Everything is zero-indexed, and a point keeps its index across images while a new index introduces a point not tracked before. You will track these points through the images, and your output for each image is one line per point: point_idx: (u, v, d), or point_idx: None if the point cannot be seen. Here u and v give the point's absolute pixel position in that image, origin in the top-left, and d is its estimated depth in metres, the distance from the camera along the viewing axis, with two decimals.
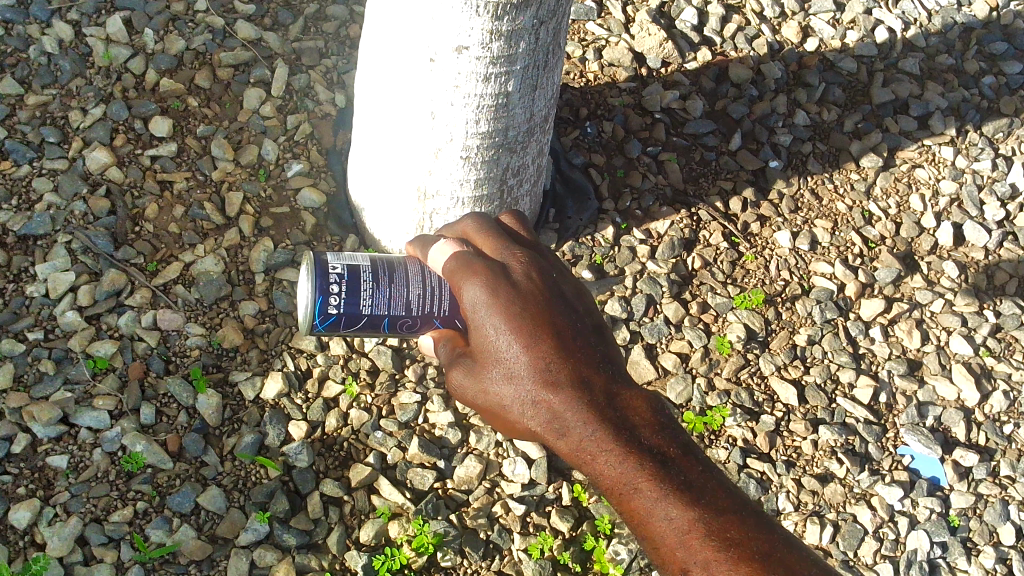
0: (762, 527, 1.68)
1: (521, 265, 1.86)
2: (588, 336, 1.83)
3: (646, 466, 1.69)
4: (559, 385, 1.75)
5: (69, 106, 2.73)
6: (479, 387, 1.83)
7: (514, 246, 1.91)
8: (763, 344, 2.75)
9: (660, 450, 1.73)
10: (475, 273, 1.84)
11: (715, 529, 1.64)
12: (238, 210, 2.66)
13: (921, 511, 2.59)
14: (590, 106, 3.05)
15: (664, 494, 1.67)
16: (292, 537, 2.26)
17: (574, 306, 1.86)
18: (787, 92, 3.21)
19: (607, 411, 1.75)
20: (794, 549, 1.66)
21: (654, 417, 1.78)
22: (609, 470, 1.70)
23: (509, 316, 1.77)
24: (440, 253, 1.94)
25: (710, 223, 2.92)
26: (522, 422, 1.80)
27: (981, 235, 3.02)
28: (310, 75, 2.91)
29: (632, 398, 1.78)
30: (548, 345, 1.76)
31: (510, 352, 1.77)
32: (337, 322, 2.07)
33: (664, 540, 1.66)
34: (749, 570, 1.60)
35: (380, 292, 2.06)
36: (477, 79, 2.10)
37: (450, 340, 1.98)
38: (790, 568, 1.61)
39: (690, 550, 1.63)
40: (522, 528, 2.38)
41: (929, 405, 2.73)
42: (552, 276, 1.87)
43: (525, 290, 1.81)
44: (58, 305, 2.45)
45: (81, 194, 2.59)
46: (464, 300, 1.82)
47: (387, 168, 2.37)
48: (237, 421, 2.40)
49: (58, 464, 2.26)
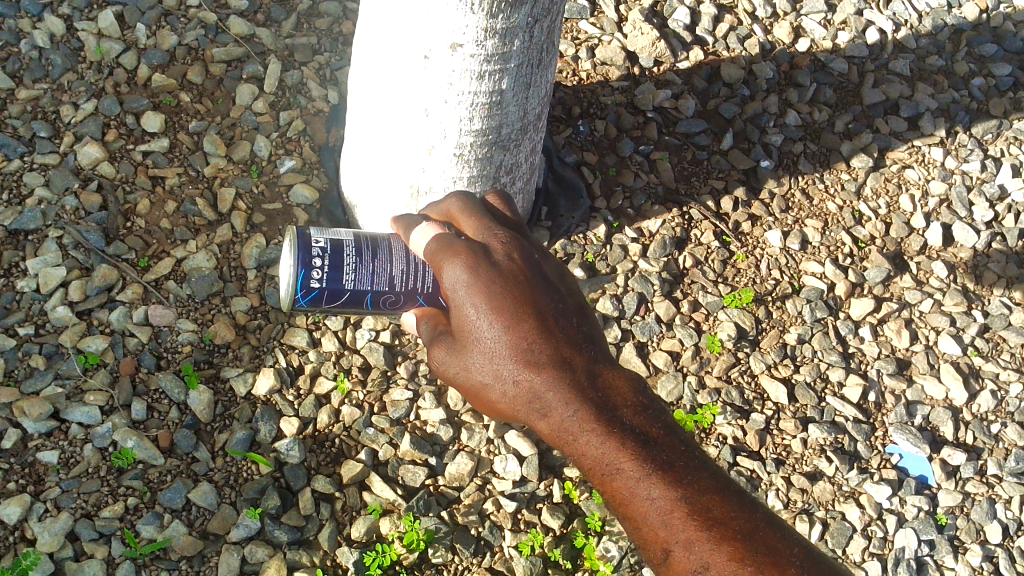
0: (743, 506, 1.67)
1: (503, 247, 1.88)
2: (569, 317, 1.84)
3: (627, 445, 1.69)
4: (540, 365, 1.76)
5: (61, 101, 2.72)
6: (460, 367, 1.84)
7: (497, 229, 1.94)
8: (753, 343, 2.76)
9: (641, 430, 1.73)
10: (456, 254, 1.86)
11: (697, 508, 1.63)
12: (230, 206, 2.66)
13: (909, 509, 2.60)
14: (582, 104, 3.06)
15: (645, 473, 1.66)
16: (283, 534, 2.27)
17: (556, 289, 1.88)
18: (778, 92, 3.22)
19: (588, 391, 1.75)
20: (776, 530, 1.65)
21: (635, 397, 1.78)
22: (590, 449, 1.71)
23: (490, 296, 1.79)
24: (423, 236, 1.98)
25: (701, 222, 2.93)
26: (503, 402, 1.81)
27: (970, 236, 3.05)
28: (303, 72, 2.91)
29: (614, 379, 1.79)
30: (529, 325, 1.78)
31: (491, 331, 1.78)
32: (319, 296, 2.11)
33: (646, 519, 1.65)
34: (731, 549, 1.59)
35: (363, 268, 2.10)
36: (471, 76, 2.10)
37: (432, 318, 2.00)
38: (771, 546, 1.61)
39: (672, 529, 1.62)
40: (513, 526, 2.39)
41: (917, 404, 2.75)
42: (533, 257, 1.89)
43: (506, 271, 1.83)
44: (48, 300, 2.45)
45: (72, 189, 2.58)
46: (446, 281, 1.84)
47: (379, 164, 2.37)
48: (229, 417, 2.40)
49: (49, 460, 2.26)
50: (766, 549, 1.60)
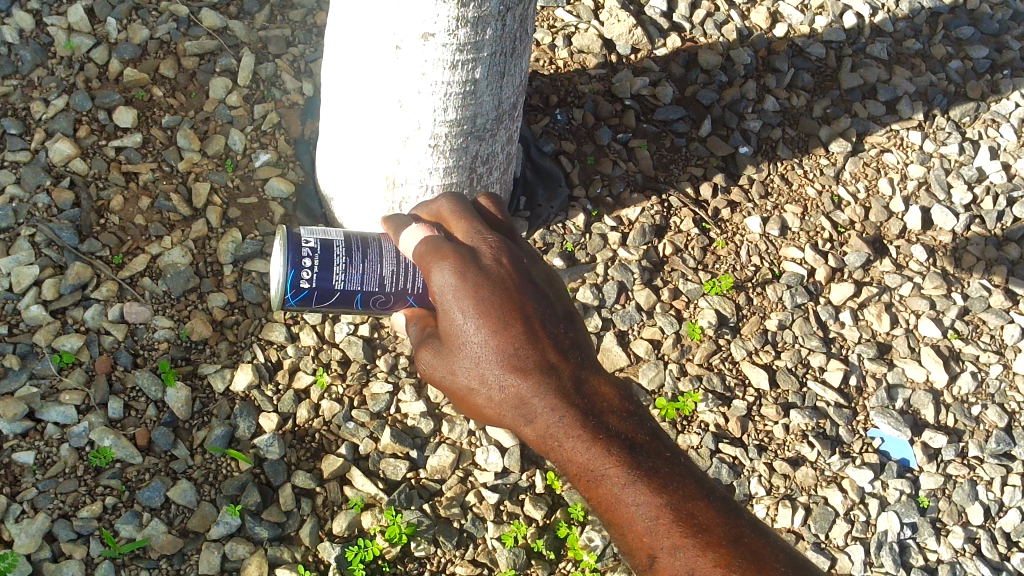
0: (729, 513, 1.65)
1: (491, 251, 1.85)
2: (557, 322, 1.83)
3: (613, 452, 1.68)
4: (527, 370, 1.74)
5: (31, 97, 2.68)
6: (447, 370, 1.82)
7: (484, 232, 1.92)
8: (734, 330, 2.76)
9: (626, 436, 1.72)
10: (445, 258, 1.83)
11: (682, 515, 1.62)
12: (205, 201, 2.63)
13: (891, 492, 2.61)
14: (560, 93, 3.05)
15: (631, 479, 1.65)
16: (264, 530, 2.25)
17: (544, 293, 1.86)
18: (756, 78, 3.21)
19: (574, 396, 1.74)
20: (761, 536, 1.64)
21: (621, 403, 1.78)
22: (576, 455, 1.70)
23: (477, 301, 1.77)
24: (412, 238, 1.98)
25: (681, 209, 2.93)
26: (489, 407, 1.80)
27: (949, 218, 3.05)
28: (277, 64, 2.88)
29: (600, 385, 1.79)
30: (517, 330, 1.76)
31: (478, 337, 1.77)
32: (309, 296, 2.08)
33: (631, 526, 1.64)
34: (716, 556, 1.58)
35: (353, 268, 2.07)
36: (444, 66, 2.08)
37: (421, 319, 2.00)
38: (756, 553, 1.59)
39: (658, 535, 1.61)
40: (495, 517, 2.38)
41: (899, 387, 2.75)
42: (522, 261, 1.87)
43: (494, 275, 1.80)
44: (22, 300, 2.42)
45: (44, 186, 2.55)
46: (434, 284, 1.82)
47: (354, 156, 2.35)
48: (207, 414, 2.38)
49: (24, 460, 2.24)
50: (751, 556, 1.58)
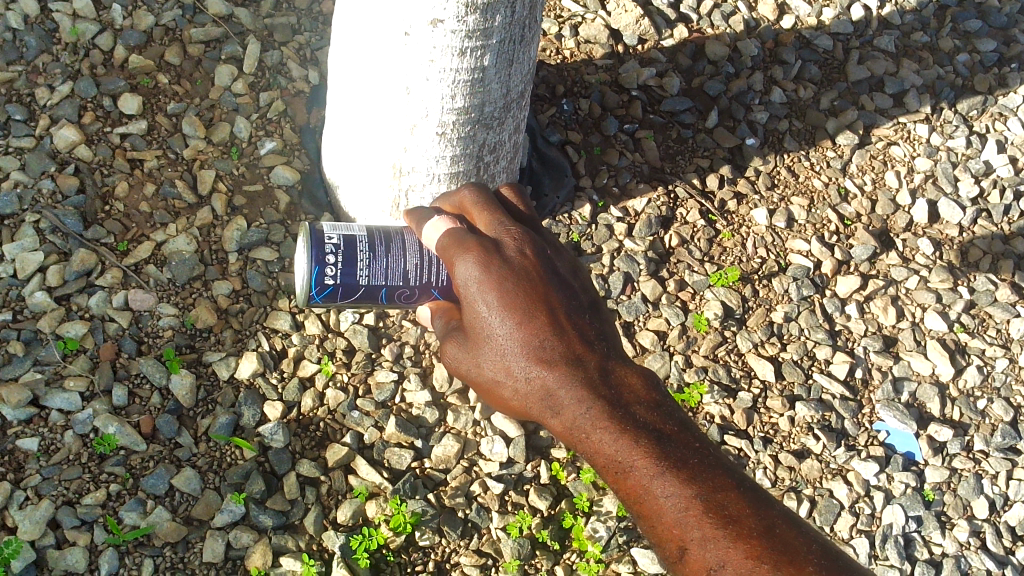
0: (760, 504, 1.61)
1: (515, 242, 1.83)
2: (583, 314, 1.81)
3: (641, 443, 1.66)
4: (552, 362, 1.73)
5: (36, 83, 2.67)
6: (473, 363, 1.81)
7: (507, 223, 1.89)
8: (740, 321, 2.75)
9: (655, 427, 1.70)
10: (468, 249, 1.81)
11: (712, 505, 1.58)
12: (211, 188, 2.62)
13: (897, 486, 2.61)
14: (566, 83, 3.03)
15: (659, 470, 1.63)
16: (268, 518, 2.25)
17: (569, 285, 1.84)
18: (763, 69, 3.20)
19: (600, 388, 1.73)
20: (795, 526, 1.59)
21: (648, 394, 1.76)
22: (604, 447, 1.68)
23: (501, 293, 1.75)
24: (435, 230, 1.94)
25: (687, 200, 2.92)
26: (515, 399, 1.78)
27: (956, 212, 3.04)
28: (282, 52, 2.87)
29: (627, 376, 1.77)
30: (542, 322, 1.74)
31: (503, 329, 1.75)
32: (335, 292, 2.06)
33: (661, 518, 1.61)
34: (747, 546, 1.53)
35: (377, 264, 2.04)
36: (453, 53, 2.07)
37: (445, 312, 1.96)
38: (788, 543, 1.55)
39: (688, 527, 1.57)
40: (500, 507, 2.38)
41: (905, 380, 2.74)
42: (546, 253, 1.85)
43: (518, 267, 1.78)
44: (26, 286, 2.41)
45: (49, 172, 2.54)
46: (458, 277, 1.80)
47: (361, 144, 2.34)
48: (212, 402, 2.37)
49: (28, 447, 2.23)
50: (784, 547, 1.54)
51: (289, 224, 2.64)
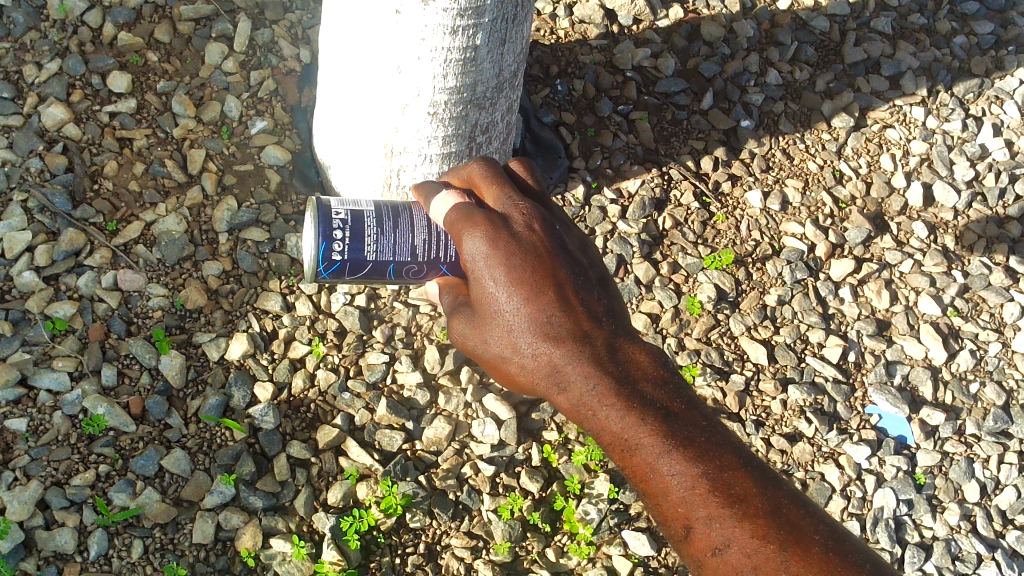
0: (767, 483, 1.61)
1: (524, 217, 1.78)
2: (591, 288, 1.77)
3: (648, 421, 1.64)
4: (560, 338, 1.70)
5: (23, 61, 2.64)
6: (479, 339, 1.78)
7: (515, 196, 1.82)
8: (733, 305, 2.74)
9: (662, 404, 1.68)
10: (475, 224, 1.76)
11: (719, 485, 1.58)
12: (201, 167, 2.60)
13: (888, 469, 2.61)
14: (560, 63, 3.01)
15: (666, 449, 1.62)
16: (258, 500, 2.24)
17: (578, 259, 1.80)
18: (759, 51, 3.17)
19: (608, 364, 1.70)
20: (800, 506, 1.59)
21: (656, 370, 1.73)
22: (610, 425, 1.66)
23: (509, 270, 1.71)
24: (442, 204, 1.90)
25: (681, 182, 2.90)
26: (521, 375, 1.75)
27: (951, 195, 3.02)
28: (274, 30, 2.83)
29: (635, 352, 1.74)
30: (550, 298, 1.71)
31: (510, 305, 1.71)
32: (342, 268, 2.04)
33: (667, 496, 1.60)
34: (753, 526, 1.54)
35: (384, 238, 2.02)
36: (444, 32, 2.05)
37: (454, 288, 1.94)
38: (794, 524, 1.55)
39: (694, 506, 1.57)
40: (491, 489, 2.38)
41: (897, 364, 2.74)
42: (556, 227, 1.80)
43: (527, 243, 1.74)
44: (14, 265, 2.40)
45: (37, 151, 2.52)
46: (465, 253, 1.75)
47: (352, 124, 2.32)
48: (202, 383, 2.36)
49: (17, 427, 2.22)
50: (790, 527, 1.54)
51: (280, 204, 2.63)
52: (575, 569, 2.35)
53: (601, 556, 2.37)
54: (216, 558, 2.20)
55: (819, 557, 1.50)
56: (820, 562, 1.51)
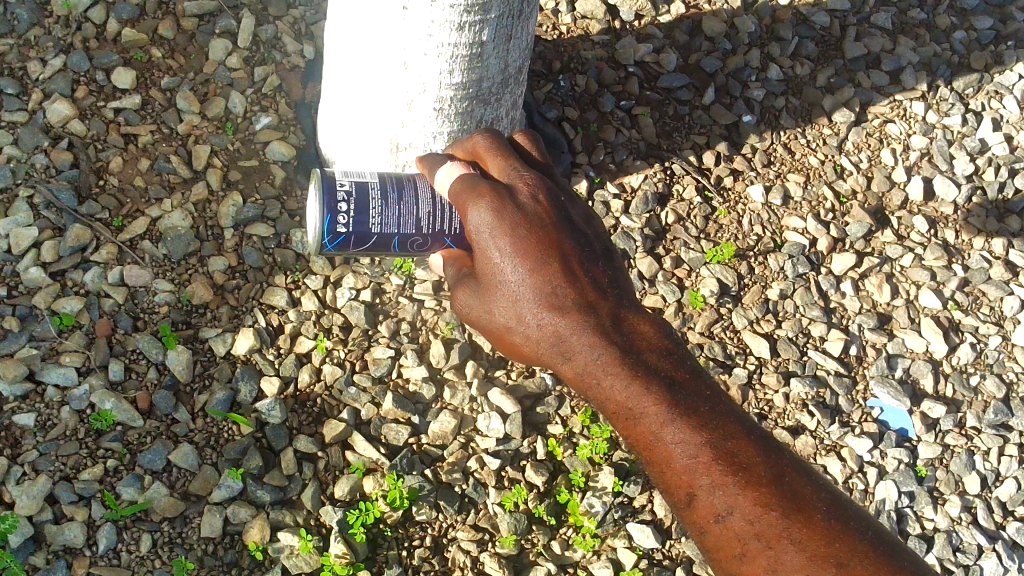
0: (770, 451, 1.65)
1: (528, 188, 1.78)
2: (596, 258, 1.78)
3: (652, 390, 1.68)
4: (566, 308, 1.72)
5: (27, 57, 2.65)
6: (483, 308, 1.80)
7: (520, 168, 1.83)
8: (736, 299, 2.75)
9: (666, 372, 1.71)
10: (481, 196, 1.76)
11: (723, 453, 1.62)
12: (206, 163, 2.61)
13: (890, 462, 2.63)
14: (563, 59, 3.02)
15: (671, 417, 1.66)
16: (265, 494, 2.25)
17: (583, 231, 1.80)
18: (760, 46, 3.19)
19: (612, 333, 1.73)
20: (803, 473, 1.64)
21: (660, 339, 1.76)
22: (615, 393, 1.70)
23: (515, 240, 1.72)
24: (447, 176, 1.91)
25: (683, 177, 2.92)
26: (525, 344, 1.78)
27: (951, 190, 3.04)
28: (278, 26, 2.84)
29: (639, 321, 1.77)
30: (556, 268, 1.72)
31: (516, 276, 1.72)
32: (346, 240, 2.05)
33: (671, 463, 1.65)
34: (756, 494, 1.58)
35: (388, 209, 2.03)
36: (451, 27, 2.06)
37: (458, 259, 1.96)
38: (797, 492, 1.59)
39: (700, 473, 1.61)
40: (497, 483, 2.39)
41: (898, 357, 2.76)
42: (561, 199, 1.80)
43: (532, 214, 1.74)
44: (21, 261, 2.40)
45: (42, 147, 2.52)
46: (470, 224, 1.76)
47: (358, 120, 2.33)
48: (208, 377, 2.37)
49: (25, 423, 2.23)
50: (793, 495, 1.58)
51: (285, 200, 2.64)
52: (580, 561, 2.37)
53: (606, 549, 2.39)
54: (224, 552, 2.21)
55: (822, 525, 1.55)
56: (822, 530, 1.55)
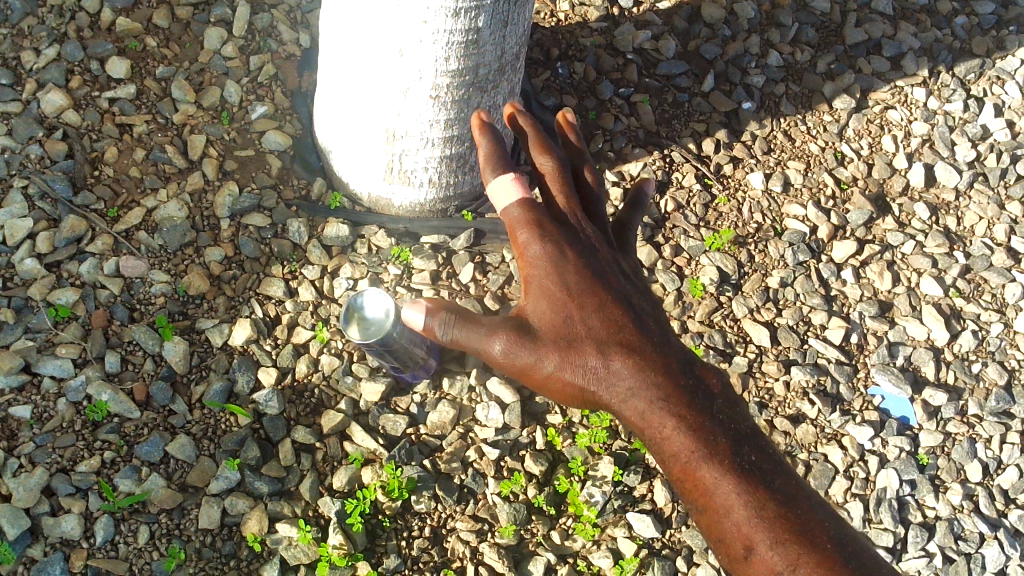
0: (831, 519, 1.62)
1: (591, 236, 1.82)
2: (652, 318, 1.79)
3: (719, 439, 1.62)
4: (628, 352, 1.70)
5: (21, 47, 2.63)
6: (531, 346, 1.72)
7: (583, 219, 1.84)
8: (735, 287, 2.74)
9: (731, 426, 1.66)
10: (546, 229, 1.77)
11: (785, 512, 1.58)
12: (202, 152, 2.59)
13: (891, 450, 2.61)
14: (561, 46, 3.00)
15: (734, 470, 1.60)
16: (263, 485, 2.24)
17: (636, 292, 1.83)
18: (760, 32, 3.16)
19: (677, 382, 1.68)
20: (859, 543, 1.61)
21: (725, 397, 1.71)
22: (678, 442, 1.62)
23: (578, 284, 1.73)
24: (505, 192, 1.79)
25: (683, 165, 2.90)
26: (576, 384, 1.72)
27: (953, 175, 3.01)
28: (273, 14, 2.82)
29: (700, 376, 1.73)
30: (620, 319, 1.73)
31: (579, 315, 1.72)
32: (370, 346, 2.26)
33: (730, 517, 1.58)
34: (818, 557, 1.55)
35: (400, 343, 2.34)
36: (446, 13, 2.04)
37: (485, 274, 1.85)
38: (859, 559, 1.57)
39: (760, 527, 1.56)
40: (496, 473, 2.38)
41: (900, 344, 2.74)
42: (615, 258, 1.84)
43: (593, 263, 1.78)
44: (16, 253, 2.39)
45: (37, 137, 2.51)
46: (530, 254, 1.75)
47: (356, 108, 2.33)
48: (205, 368, 2.36)
49: (21, 414, 2.22)
50: (853, 559, 1.56)
51: (281, 189, 2.62)
52: (580, 551, 2.35)
53: (606, 538, 2.37)
54: (222, 544, 2.19)
55: None
56: None
